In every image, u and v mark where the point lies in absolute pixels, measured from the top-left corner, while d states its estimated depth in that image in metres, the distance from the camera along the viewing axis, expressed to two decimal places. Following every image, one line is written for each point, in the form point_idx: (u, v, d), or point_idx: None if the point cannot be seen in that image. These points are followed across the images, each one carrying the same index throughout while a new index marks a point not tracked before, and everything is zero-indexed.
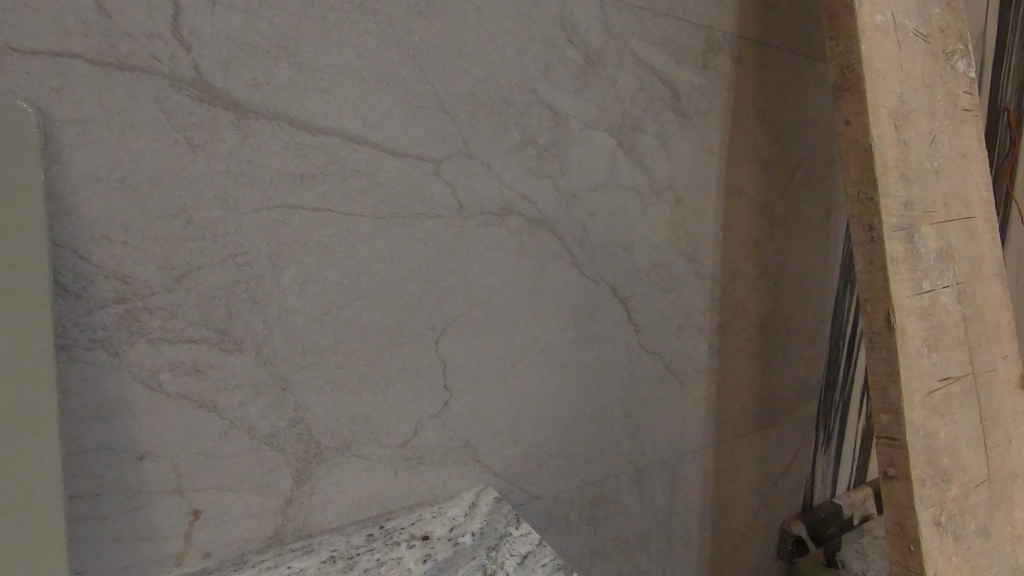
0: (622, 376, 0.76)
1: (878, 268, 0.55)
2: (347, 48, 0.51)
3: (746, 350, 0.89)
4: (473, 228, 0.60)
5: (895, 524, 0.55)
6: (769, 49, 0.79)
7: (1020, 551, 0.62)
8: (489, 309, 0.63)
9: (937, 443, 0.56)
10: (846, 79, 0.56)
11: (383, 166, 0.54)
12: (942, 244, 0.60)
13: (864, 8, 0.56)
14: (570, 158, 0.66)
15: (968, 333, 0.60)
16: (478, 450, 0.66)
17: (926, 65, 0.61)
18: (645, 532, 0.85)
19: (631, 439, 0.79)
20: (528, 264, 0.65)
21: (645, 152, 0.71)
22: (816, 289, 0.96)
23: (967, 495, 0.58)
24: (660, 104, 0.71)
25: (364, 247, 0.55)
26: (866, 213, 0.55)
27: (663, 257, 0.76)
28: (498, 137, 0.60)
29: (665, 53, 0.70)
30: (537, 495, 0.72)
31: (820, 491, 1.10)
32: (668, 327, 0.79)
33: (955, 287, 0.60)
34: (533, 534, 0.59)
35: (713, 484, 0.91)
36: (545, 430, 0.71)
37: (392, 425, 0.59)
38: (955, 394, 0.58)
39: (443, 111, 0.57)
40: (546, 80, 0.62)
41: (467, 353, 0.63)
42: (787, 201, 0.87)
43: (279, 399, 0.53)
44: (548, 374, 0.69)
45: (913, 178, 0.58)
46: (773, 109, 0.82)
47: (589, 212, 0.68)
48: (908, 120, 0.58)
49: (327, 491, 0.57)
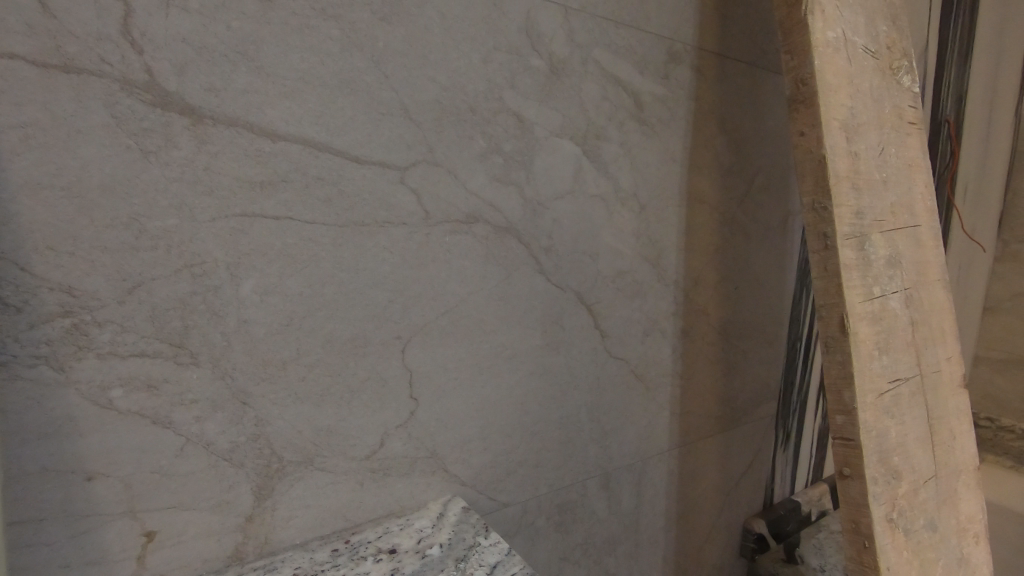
0: (589, 381, 0.77)
1: (832, 274, 0.57)
2: (309, 53, 0.50)
3: (708, 354, 0.91)
4: (439, 236, 0.60)
5: (850, 521, 0.57)
6: (728, 61, 0.82)
7: (964, 542, 0.65)
8: (456, 318, 0.63)
9: (889, 442, 0.58)
10: (801, 93, 0.58)
11: (348, 173, 0.54)
12: (891, 251, 0.62)
13: (817, 25, 0.59)
14: (536, 166, 0.66)
15: (915, 335, 0.63)
16: (446, 459, 0.65)
17: (874, 79, 0.64)
18: (612, 536, 0.86)
19: (598, 444, 0.80)
20: (495, 271, 0.65)
21: (610, 160, 0.73)
22: (774, 292, 0.99)
23: (916, 491, 0.60)
24: (623, 113, 0.73)
25: (327, 256, 0.54)
26: (821, 222, 0.57)
27: (628, 264, 0.77)
28: (464, 145, 0.60)
29: (628, 63, 0.72)
30: (506, 502, 0.72)
31: (779, 489, 1.13)
32: (633, 332, 0.80)
33: (903, 292, 0.63)
34: (503, 544, 0.58)
35: (678, 486, 0.93)
36: (512, 438, 0.71)
37: (358, 437, 0.58)
38: (904, 394, 0.61)
39: (409, 119, 0.56)
40: (512, 88, 0.63)
41: (433, 362, 0.62)
42: (745, 208, 0.90)
43: (239, 413, 0.52)
44: (516, 381, 0.69)
45: (863, 188, 0.60)
46: (732, 119, 0.85)
47: (555, 220, 0.69)
48: (858, 133, 0.61)
49: (291, 507, 0.55)
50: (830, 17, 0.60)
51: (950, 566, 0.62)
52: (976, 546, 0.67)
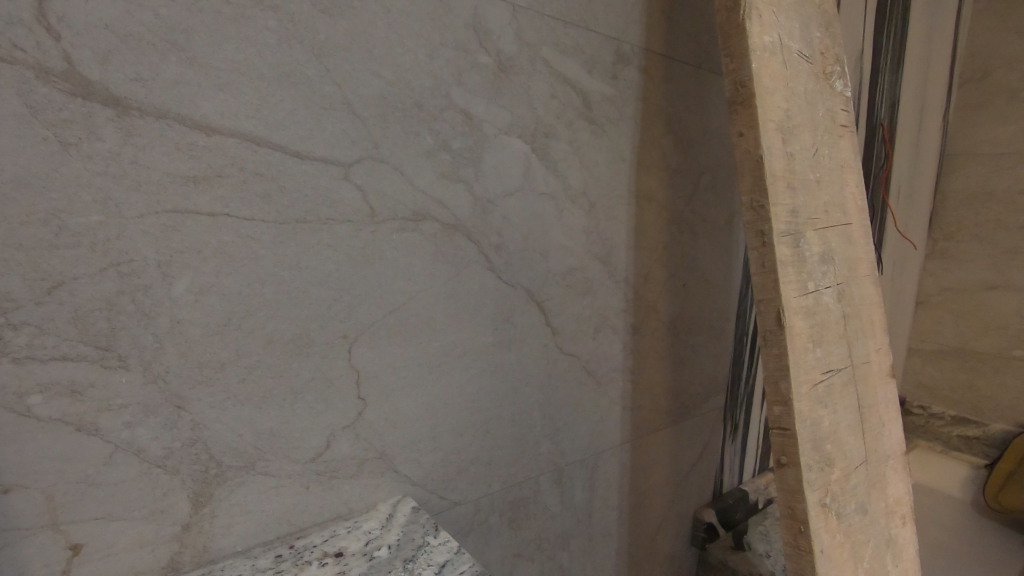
0: (540, 378, 0.77)
1: (769, 270, 0.59)
2: (245, 44, 0.48)
3: (658, 350, 0.93)
4: (385, 233, 0.59)
5: (787, 507, 0.59)
6: (674, 63, 0.84)
7: (892, 523, 0.69)
8: (404, 317, 0.62)
9: (822, 431, 0.61)
10: (740, 94, 0.60)
11: (288, 168, 0.52)
12: (824, 248, 0.65)
13: (754, 29, 0.61)
14: (485, 163, 0.66)
15: (847, 328, 0.67)
16: (395, 459, 0.64)
17: (808, 83, 0.67)
18: (565, 530, 0.86)
19: (550, 440, 0.81)
20: (443, 269, 0.64)
21: (559, 159, 0.73)
22: (721, 288, 1.02)
23: (848, 476, 0.63)
24: (572, 112, 0.73)
25: (268, 254, 0.52)
26: (758, 219, 0.59)
27: (578, 261, 0.78)
28: (411, 141, 0.59)
29: (576, 63, 0.72)
30: (457, 501, 0.71)
31: (728, 479, 1.17)
32: (584, 329, 0.81)
33: (836, 287, 0.66)
34: (452, 543, 0.58)
35: (630, 479, 0.95)
36: (464, 436, 0.70)
37: (302, 438, 0.57)
38: (836, 384, 0.64)
39: (352, 114, 0.55)
40: (459, 85, 0.62)
41: (381, 361, 0.61)
42: (692, 207, 0.92)
43: (173, 417, 0.49)
44: (466, 379, 0.69)
45: (798, 188, 0.63)
46: (679, 120, 0.87)
47: (505, 218, 0.69)
48: (793, 135, 0.63)
49: (231, 513, 0.54)
50: (766, 22, 0.62)
51: (879, 547, 0.66)
52: (903, 527, 0.71)
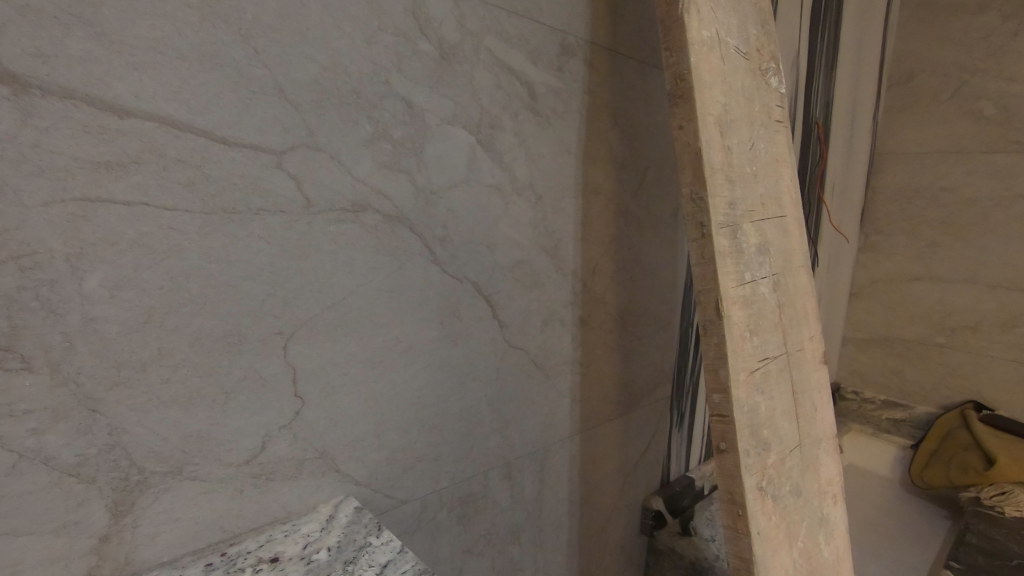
0: (488, 372, 0.76)
1: (708, 261, 0.60)
2: (162, 21, 0.45)
3: (606, 342, 0.94)
4: (322, 224, 0.57)
5: (727, 493, 0.61)
6: (619, 57, 0.84)
7: (824, 503, 0.72)
8: (344, 311, 0.60)
9: (759, 417, 0.63)
10: (679, 88, 0.61)
11: (214, 155, 0.49)
12: (761, 240, 0.67)
13: (693, 24, 0.61)
14: (427, 154, 0.64)
15: (782, 317, 0.69)
16: (337, 459, 0.62)
17: (745, 79, 0.69)
18: (515, 524, 0.86)
19: (499, 434, 0.80)
20: (386, 262, 0.62)
21: (504, 150, 0.72)
22: (667, 280, 1.04)
23: (783, 460, 0.66)
24: (517, 104, 0.73)
25: (192, 247, 0.49)
26: (698, 212, 0.60)
27: (525, 254, 0.78)
28: (348, 129, 0.57)
29: (521, 54, 0.71)
30: (403, 499, 0.70)
31: (675, 467, 1.20)
32: (532, 322, 0.81)
33: (772, 277, 0.68)
34: (395, 542, 0.57)
35: (580, 471, 0.96)
36: (410, 433, 0.69)
37: (235, 441, 0.54)
38: (772, 371, 0.66)
39: (284, 99, 0.52)
40: (399, 73, 0.60)
41: (319, 358, 0.59)
42: (639, 199, 0.94)
43: (87, 422, 0.46)
44: (411, 374, 0.67)
45: (736, 181, 0.64)
46: (624, 114, 0.87)
47: (449, 210, 0.68)
48: (731, 129, 0.65)
49: (156, 522, 0.51)
50: (705, 18, 0.63)
51: (812, 527, 0.68)
52: (835, 506, 0.74)
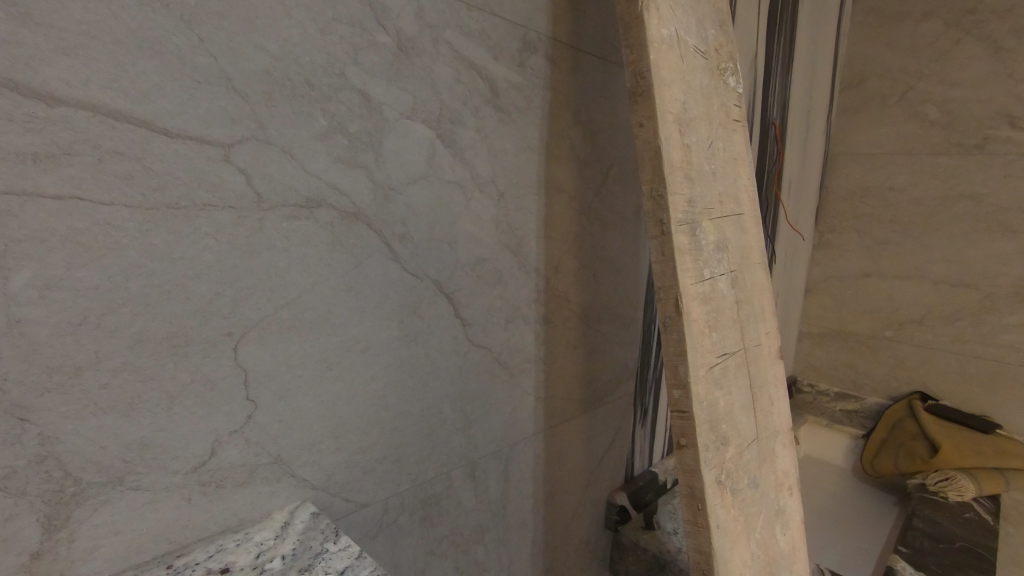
0: (450, 371, 0.75)
1: (668, 258, 0.61)
2: (95, 3, 0.42)
3: (569, 339, 0.94)
4: (274, 221, 0.55)
5: (687, 487, 0.61)
6: (580, 54, 0.84)
7: (780, 494, 0.74)
8: (298, 311, 0.58)
9: (718, 412, 0.63)
10: (639, 85, 0.61)
11: (155, 148, 0.46)
12: (719, 237, 0.68)
13: (652, 21, 0.62)
14: (385, 149, 0.63)
15: (740, 313, 0.70)
16: (292, 463, 0.60)
17: (704, 78, 0.69)
18: (479, 524, 0.85)
19: (463, 433, 0.79)
20: (342, 260, 0.61)
21: (465, 146, 0.71)
22: (630, 277, 1.05)
23: (741, 454, 0.67)
24: (478, 99, 0.72)
25: (132, 244, 0.46)
26: (658, 209, 0.61)
27: (487, 251, 0.77)
28: (301, 122, 0.55)
29: (482, 48, 0.70)
30: (363, 503, 0.68)
31: (639, 462, 1.21)
32: (495, 320, 0.80)
33: (730, 274, 0.69)
34: (353, 547, 0.55)
35: (545, 468, 0.95)
36: (369, 436, 0.67)
37: (181, 448, 0.51)
38: (730, 366, 0.67)
39: (232, 89, 0.50)
40: (356, 65, 0.58)
41: (271, 359, 0.56)
42: (602, 197, 0.94)
43: (15, 431, 0.43)
44: (370, 374, 0.66)
45: (694, 178, 0.65)
46: (586, 111, 0.88)
47: (409, 206, 0.66)
48: (690, 127, 0.65)
49: (94, 536, 0.48)
50: (664, 16, 0.64)
51: (769, 518, 0.70)
52: (790, 497, 0.76)
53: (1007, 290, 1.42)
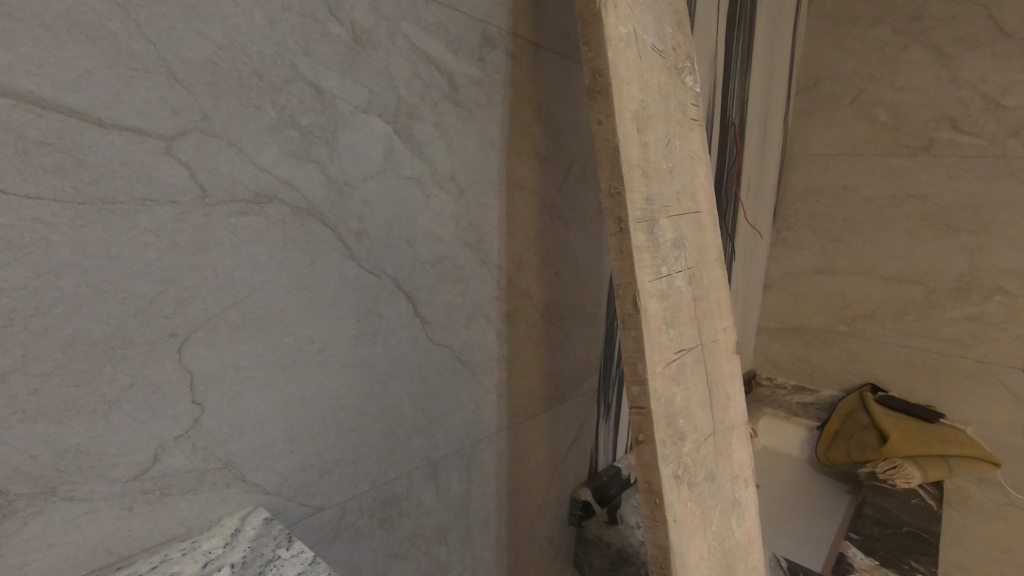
0: (410, 370, 0.74)
1: (626, 255, 0.61)
2: None
3: (531, 336, 0.94)
4: (221, 217, 0.52)
5: (645, 482, 0.62)
6: (541, 50, 0.84)
7: (737, 486, 0.75)
8: (248, 311, 0.56)
9: (675, 407, 0.64)
10: (597, 82, 0.61)
11: (87, 138, 0.44)
12: (676, 234, 0.69)
13: (610, 19, 0.62)
14: (340, 143, 0.61)
15: (697, 310, 0.71)
16: (243, 468, 0.58)
17: (662, 77, 0.70)
18: (441, 524, 0.84)
19: (424, 433, 0.78)
20: (295, 257, 0.59)
21: (424, 141, 0.70)
22: (592, 274, 1.06)
23: (698, 448, 0.68)
24: (437, 93, 0.70)
25: (63, 241, 0.44)
26: (616, 206, 0.61)
27: (447, 248, 0.76)
28: (250, 115, 0.53)
29: (440, 42, 0.69)
30: (319, 507, 0.66)
31: (602, 458, 1.22)
32: (456, 318, 0.79)
33: (687, 271, 0.70)
34: (307, 553, 0.54)
35: (508, 467, 0.95)
36: (325, 438, 0.65)
37: (121, 454, 0.49)
38: (688, 362, 0.68)
39: (173, 79, 0.48)
40: (307, 56, 0.57)
41: (219, 361, 0.54)
42: (563, 194, 0.94)
43: None
44: (326, 375, 0.64)
45: (652, 176, 0.65)
46: (547, 108, 0.87)
47: (366, 202, 0.64)
48: (648, 125, 0.66)
49: (24, 550, 0.45)
50: (621, 14, 0.64)
51: (725, 510, 0.71)
52: (746, 489, 0.78)
53: (950, 285, 1.49)
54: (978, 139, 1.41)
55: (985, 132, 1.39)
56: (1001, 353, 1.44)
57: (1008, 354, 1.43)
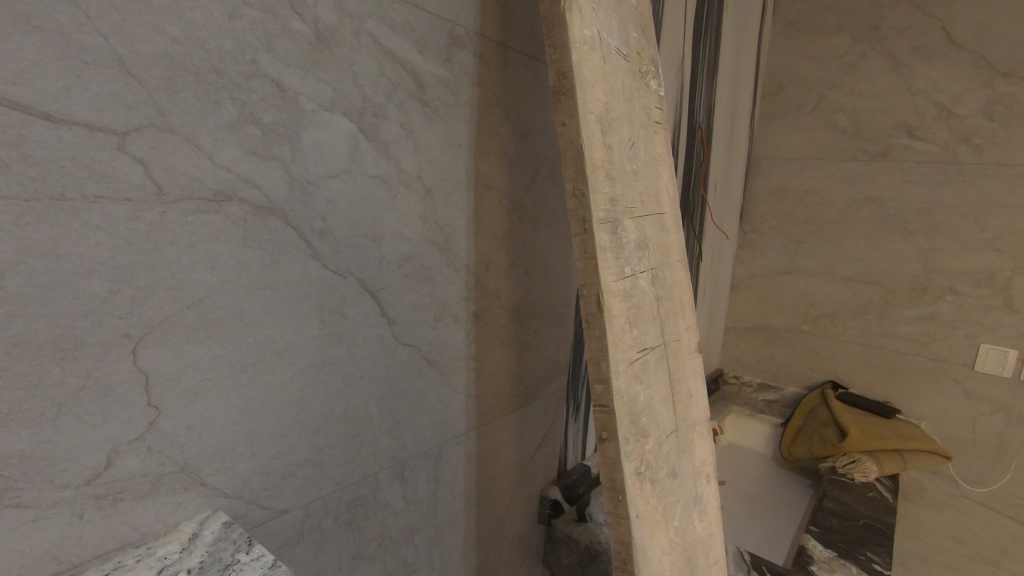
0: (376, 370, 0.74)
1: (590, 256, 0.62)
2: None
3: (500, 336, 0.94)
4: (178, 215, 0.51)
5: (609, 479, 0.63)
6: (509, 52, 0.84)
7: (698, 482, 0.77)
8: (206, 311, 0.54)
9: (638, 404, 0.65)
10: (562, 85, 0.62)
11: (34, 134, 0.42)
12: (640, 235, 0.70)
13: (575, 22, 0.63)
14: (303, 142, 0.60)
15: (660, 309, 0.72)
16: (202, 471, 0.57)
17: (626, 80, 0.71)
18: (409, 525, 0.84)
19: (390, 434, 0.77)
20: (257, 256, 0.58)
21: (389, 140, 0.70)
22: (561, 273, 1.07)
23: (661, 445, 0.69)
24: (403, 93, 0.70)
25: (7, 238, 0.42)
26: (580, 207, 0.62)
27: (414, 248, 0.75)
28: (208, 111, 0.52)
29: (406, 41, 0.69)
30: (282, 509, 0.65)
31: (572, 457, 1.24)
32: (422, 318, 0.79)
33: (650, 271, 0.71)
34: (267, 557, 0.53)
35: (476, 467, 0.95)
36: (288, 439, 0.64)
37: (71, 459, 0.47)
38: (651, 361, 0.69)
39: (127, 73, 0.46)
40: (268, 52, 0.56)
41: (175, 362, 0.53)
42: (532, 194, 0.95)
43: None
44: (289, 376, 0.63)
45: (616, 177, 0.66)
46: (516, 109, 0.88)
47: (329, 201, 0.64)
48: (612, 127, 0.67)
49: None
50: (586, 17, 0.65)
51: (687, 505, 0.73)
52: (708, 485, 0.79)
53: (906, 286, 1.55)
54: (932, 145, 1.47)
55: (937, 139, 1.46)
56: (953, 351, 1.50)
57: (959, 351, 1.49)
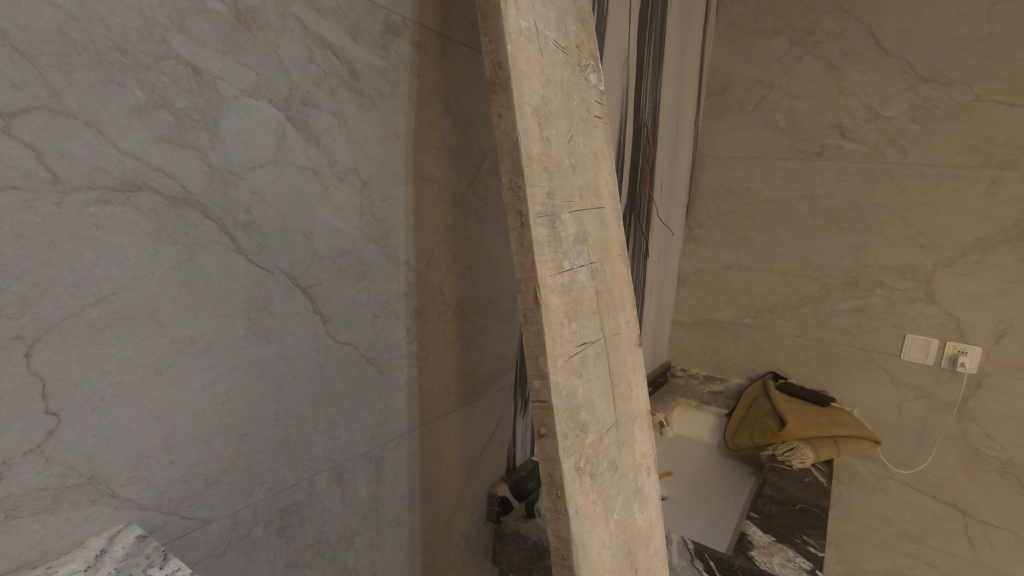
0: (310, 370, 0.70)
1: (527, 250, 0.61)
2: None
3: (443, 333, 0.92)
4: (77, 205, 0.47)
5: (548, 476, 0.62)
6: (449, 42, 0.82)
7: (639, 474, 0.77)
8: (114, 309, 0.50)
9: (577, 399, 0.65)
10: (497, 75, 0.60)
11: None
12: (579, 229, 0.70)
13: (510, 12, 0.61)
14: (223, 129, 0.56)
15: (600, 303, 0.72)
16: (111, 483, 0.52)
17: (564, 73, 0.71)
18: (348, 530, 0.81)
19: (326, 436, 0.74)
20: (173, 249, 0.54)
21: (321, 130, 0.66)
22: (507, 268, 1.05)
23: (601, 439, 0.69)
24: (335, 81, 0.67)
25: None
26: (517, 201, 0.61)
27: (349, 243, 0.73)
28: (112, 93, 0.48)
29: (338, 27, 0.66)
30: (206, 519, 0.61)
31: (520, 453, 1.23)
32: (359, 316, 0.76)
33: (589, 266, 0.71)
34: (182, 570, 0.49)
35: (420, 467, 0.93)
36: (212, 445, 0.61)
37: None
38: (590, 355, 0.69)
39: (11, 48, 0.42)
40: (181, 32, 0.52)
41: (77, 364, 0.48)
42: (475, 188, 0.93)
43: None
44: (212, 377, 0.59)
45: (554, 171, 0.66)
46: (456, 101, 0.86)
47: (254, 192, 0.60)
48: (549, 120, 0.66)
49: None
50: (522, 8, 0.64)
51: (628, 498, 0.73)
52: (648, 477, 0.80)
53: (840, 280, 1.62)
54: (862, 146, 1.54)
55: (867, 140, 1.53)
56: (882, 341, 1.58)
57: (887, 341, 1.58)
